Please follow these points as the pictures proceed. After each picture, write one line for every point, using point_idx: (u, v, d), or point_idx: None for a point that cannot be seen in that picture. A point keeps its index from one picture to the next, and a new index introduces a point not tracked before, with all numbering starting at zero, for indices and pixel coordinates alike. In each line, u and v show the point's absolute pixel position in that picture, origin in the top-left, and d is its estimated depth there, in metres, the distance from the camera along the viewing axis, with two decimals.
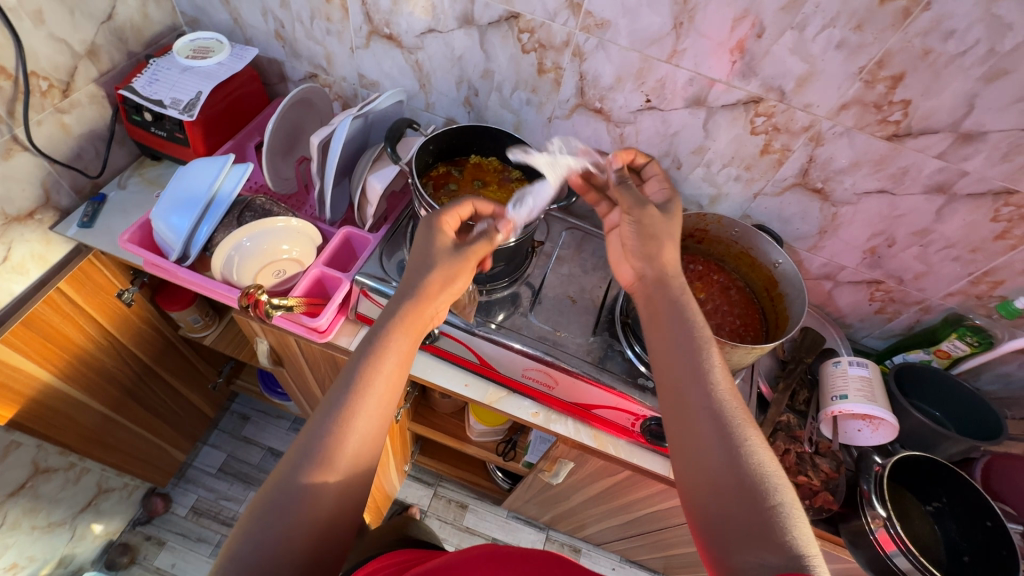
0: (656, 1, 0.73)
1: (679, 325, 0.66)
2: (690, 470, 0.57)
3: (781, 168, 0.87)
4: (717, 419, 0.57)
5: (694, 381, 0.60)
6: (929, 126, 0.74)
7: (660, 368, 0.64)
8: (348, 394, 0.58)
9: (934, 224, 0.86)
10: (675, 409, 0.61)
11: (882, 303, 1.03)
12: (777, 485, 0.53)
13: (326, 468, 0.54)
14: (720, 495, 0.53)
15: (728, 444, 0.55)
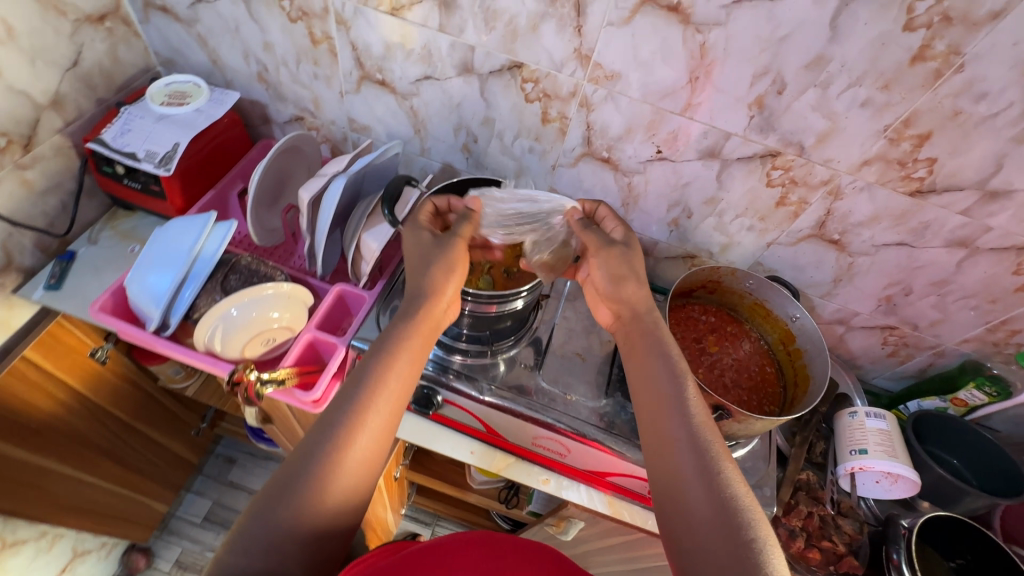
0: (671, 56, 0.69)
1: (659, 355, 0.66)
2: (666, 498, 0.56)
3: (796, 220, 0.84)
4: (695, 447, 0.57)
5: (676, 409, 0.60)
6: (954, 184, 0.71)
7: (641, 396, 0.64)
8: (327, 430, 0.56)
9: (954, 275, 0.83)
10: (653, 436, 0.60)
11: (896, 347, 1.00)
12: (753, 520, 0.51)
13: (305, 504, 0.52)
14: (695, 526, 0.52)
15: (707, 473, 0.54)
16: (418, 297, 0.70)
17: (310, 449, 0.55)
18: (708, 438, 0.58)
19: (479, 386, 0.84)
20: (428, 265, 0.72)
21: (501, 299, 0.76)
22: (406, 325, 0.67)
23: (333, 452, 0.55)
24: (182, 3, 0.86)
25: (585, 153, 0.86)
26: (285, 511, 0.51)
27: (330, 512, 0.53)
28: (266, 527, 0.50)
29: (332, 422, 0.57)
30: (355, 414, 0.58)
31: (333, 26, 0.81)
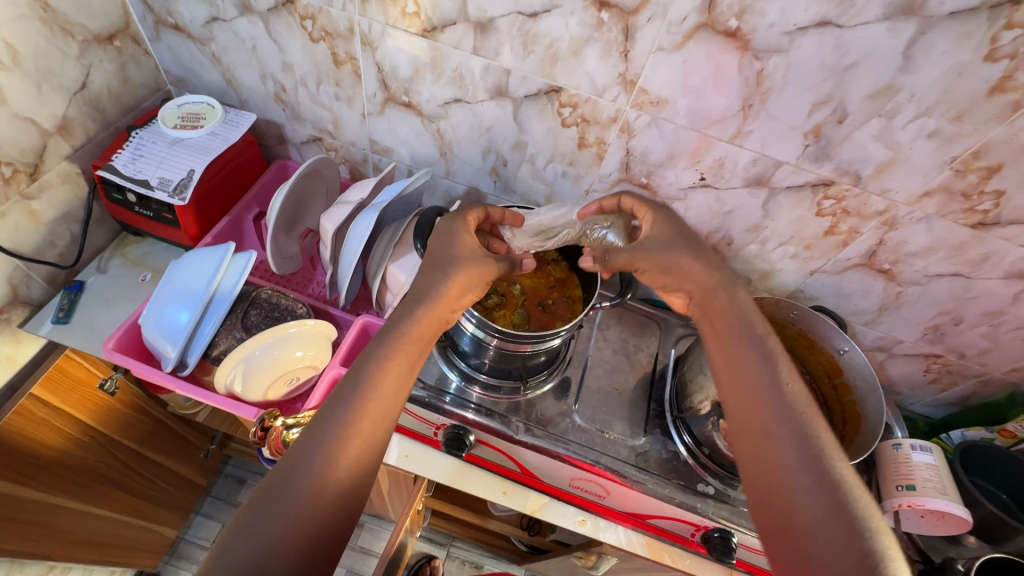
0: (724, 82, 0.65)
1: (753, 339, 0.58)
2: (771, 503, 0.49)
3: (845, 249, 0.80)
4: (803, 446, 0.50)
5: (776, 403, 0.53)
6: (1021, 217, 0.67)
7: (731, 387, 0.57)
8: (318, 440, 0.50)
9: (1010, 306, 0.79)
10: (751, 432, 0.53)
11: (938, 374, 0.97)
12: (870, 520, 0.44)
13: (287, 525, 0.46)
14: (803, 523, 0.46)
15: (821, 476, 0.47)
16: (428, 297, 0.63)
17: (297, 462, 0.49)
18: (819, 436, 0.51)
19: (514, 425, 0.80)
20: (445, 267, 0.65)
21: (539, 338, 0.72)
22: (409, 332, 0.60)
23: (322, 468, 0.49)
24: (196, 21, 0.81)
25: (622, 179, 0.82)
26: (266, 530, 0.45)
27: (313, 533, 0.46)
28: (251, 545, 0.44)
29: (321, 432, 0.51)
30: (347, 428, 0.52)
31: (358, 47, 0.76)
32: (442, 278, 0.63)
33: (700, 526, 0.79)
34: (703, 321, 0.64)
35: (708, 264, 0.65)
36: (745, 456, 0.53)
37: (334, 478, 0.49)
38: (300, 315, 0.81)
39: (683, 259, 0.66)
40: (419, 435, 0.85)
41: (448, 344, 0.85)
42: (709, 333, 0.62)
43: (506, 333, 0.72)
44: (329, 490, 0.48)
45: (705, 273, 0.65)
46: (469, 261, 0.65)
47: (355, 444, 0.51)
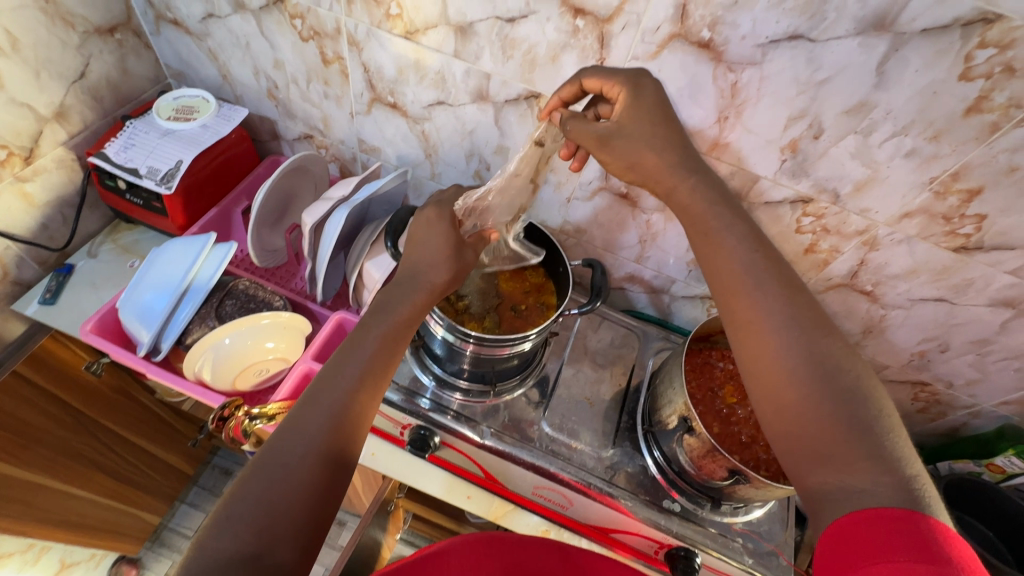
0: (699, 94, 0.64)
1: (728, 222, 0.54)
2: (767, 387, 0.47)
3: (827, 268, 0.78)
4: (794, 326, 0.48)
5: (762, 285, 0.50)
6: (1005, 243, 0.65)
7: (712, 276, 0.54)
8: (312, 410, 0.52)
9: (997, 335, 0.77)
10: (737, 321, 0.50)
11: (927, 404, 0.94)
12: (871, 396, 0.44)
13: (288, 487, 0.46)
14: (809, 405, 0.44)
15: (815, 356, 0.46)
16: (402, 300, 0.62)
17: (295, 432, 0.50)
18: (807, 315, 0.49)
19: (481, 429, 0.79)
20: (430, 264, 0.66)
21: (511, 342, 0.71)
22: (384, 313, 0.61)
23: (326, 434, 0.51)
24: (193, 17, 0.84)
25: (602, 187, 0.82)
26: (272, 490, 0.46)
27: (317, 480, 0.48)
28: (251, 504, 0.45)
29: (316, 402, 0.52)
30: (343, 400, 0.53)
31: (345, 47, 0.78)
32: (410, 277, 0.64)
33: (664, 544, 0.77)
34: (676, 209, 0.58)
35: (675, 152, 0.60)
36: (741, 348, 0.50)
37: (335, 438, 0.51)
38: (275, 308, 0.82)
39: (652, 155, 0.59)
40: (386, 435, 0.84)
41: (421, 345, 0.85)
42: (684, 220, 0.58)
43: (478, 338, 0.71)
44: (328, 453, 0.50)
45: (678, 158, 0.59)
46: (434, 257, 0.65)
47: (355, 410, 0.54)
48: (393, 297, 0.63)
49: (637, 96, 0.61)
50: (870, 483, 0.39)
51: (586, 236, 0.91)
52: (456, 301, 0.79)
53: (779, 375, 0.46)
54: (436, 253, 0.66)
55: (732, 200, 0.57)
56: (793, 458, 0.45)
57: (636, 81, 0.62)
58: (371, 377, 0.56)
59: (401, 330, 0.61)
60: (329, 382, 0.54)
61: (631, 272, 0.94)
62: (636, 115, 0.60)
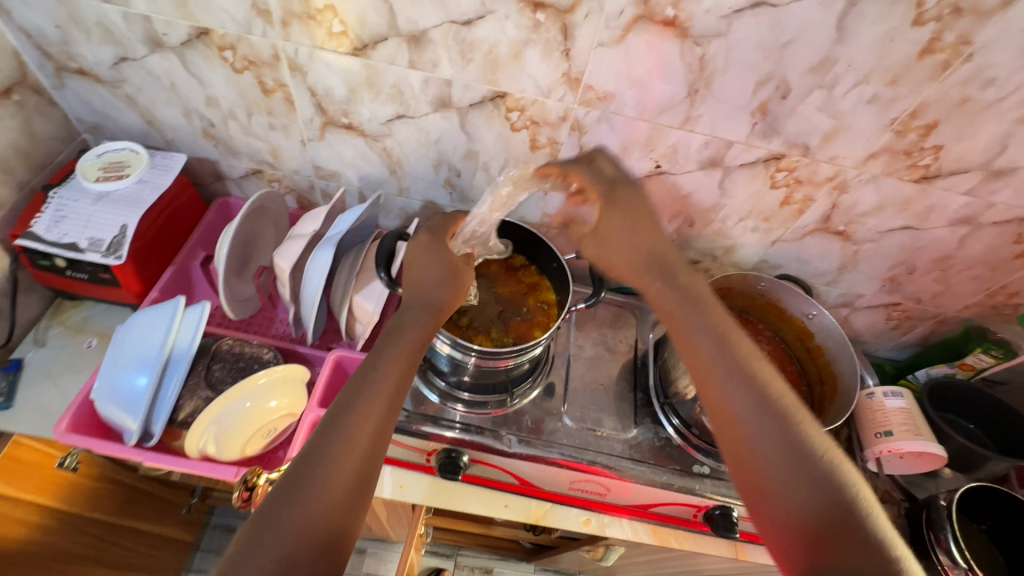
0: (667, 70, 0.64)
1: (694, 309, 0.56)
2: (749, 480, 0.47)
3: (801, 217, 0.82)
4: (768, 413, 0.48)
5: (734, 373, 0.51)
6: (960, 168, 0.70)
7: (689, 364, 0.55)
8: (337, 429, 0.51)
9: (956, 250, 0.83)
10: (716, 409, 0.51)
11: (899, 321, 1.01)
12: (848, 478, 0.45)
13: (314, 512, 0.46)
14: (791, 497, 0.45)
15: (794, 449, 0.46)
16: (406, 325, 0.62)
17: (318, 452, 0.49)
18: (781, 398, 0.50)
19: (507, 438, 0.79)
20: (434, 279, 0.66)
21: (525, 349, 0.71)
22: (399, 327, 0.61)
23: (344, 449, 0.50)
24: (103, 63, 0.75)
25: None
26: (292, 511, 0.45)
27: (337, 504, 0.47)
28: (274, 527, 0.44)
29: (337, 423, 0.51)
30: (364, 415, 0.52)
31: (286, 73, 0.72)
32: (411, 314, 0.63)
33: (702, 506, 0.80)
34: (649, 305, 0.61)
35: (645, 238, 0.64)
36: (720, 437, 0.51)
37: (352, 465, 0.49)
38: (267, 361, 0.77)
39: (625, 243, 0.64)
40: (411, 463, 0.82)
41: (427, 365, 0.82)
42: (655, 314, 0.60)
43: (491, 349, 0.70)
44: (349, 473, 0.49)
45: (645, 260, 0.62)
46: (454, 278, 0.67)
47: (372, 431, 0.52)
48: (402, 322, 0.62)
49: (614, 202, 0.65)
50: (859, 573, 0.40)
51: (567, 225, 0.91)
52: (458, 317, 0.77)
53: (759, 469, 0.47)
54: (433, 272, 0.67)
55: (700, 291, 0.58)
56: (782, 546, 0.45)
57: (612, 191, 0.66)
58: (386, 392, 0.55)
59: (412, 341, 0.61)
60: (345, 395, 0.54)
61: None
62: (617, 211, 0.65)
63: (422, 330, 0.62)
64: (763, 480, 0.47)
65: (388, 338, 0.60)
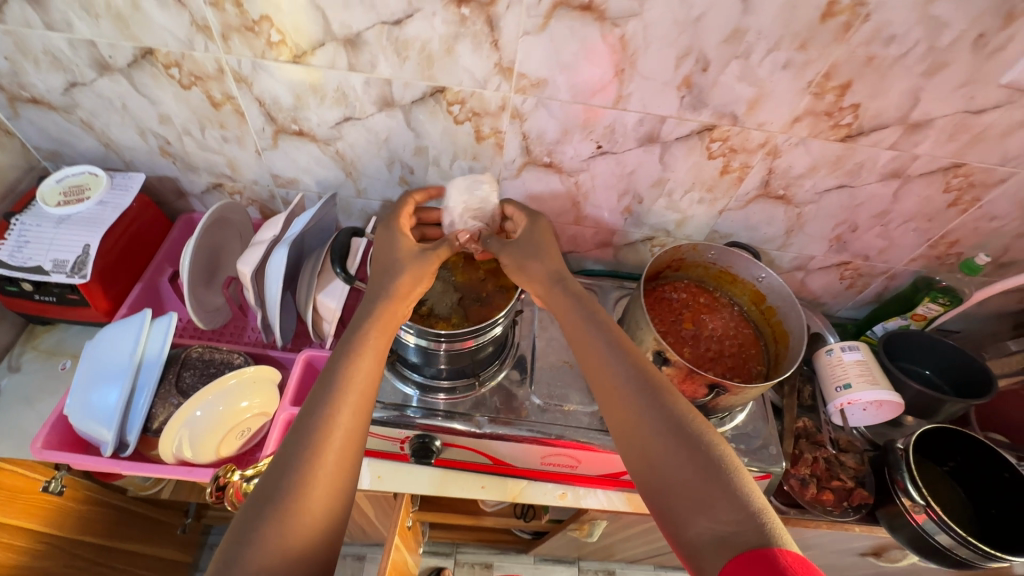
0: (591, 52, 0.68)
1: (586, 320, 0.67)
2: (648, 478, 0.55)
3: (742, 184, 0.85)
4: (649, 401, 0.58)
5: (620, 370, 0.61)
6: (880, 124, 0.74)
7: (588, 370, 0.64)
8: (298, 438, 0.54)
9: (892, 204, 0.87)
10: (610, 405, 0.60)
11: (852, 279, 1.05)
12: (716, 445, 0.53)
13: (284, 521, 0.48)
14: (672, 469, 0.53)
15: (683, 443, 0.54)
16: (363, 321, 0.65)
17: (286, 459, 0.52)
18: (658, 385, 0.59)
19: (477, 420, 0.81)
20: (390, 271, 0.70)
21: (482, 330, 0.74)
22: (356, 328, 0.64)
23: (313, 452, 0.53)
24: (54, 90, 0.77)
25: (525, 163, 0.84)
26: (269, 519, 0.48)
27: (316, 506, 0.50)
28: (257, 538, 0.47)
29: (303, 428, 0.55)
30: (329, 412, 0.56)
31: (232, 85, 0.75)
32: (371, 307, 0.67)
33: None
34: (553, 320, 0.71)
35: (545, 257, 0.74)
36: (614, 428, 0.60)
37: (321, 471, 0.52)
38: (237, 365, 0.80)
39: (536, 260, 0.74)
40: (388, 454, 0.84)
41: (396, 358, 0.85)
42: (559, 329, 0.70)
43: (453, 333, 0.73)
44: (322, 474, 0.52)
45: (551, 269, 0.73)
46: (409, 258, 0.71)
47: (337, 434, 0.55)
48: (362, 318, 0.66)
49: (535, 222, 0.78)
50: (731, 526, 0.47)
51: None
52: (420, 307, 0.80)
53: (654, 466, 0.54)
54: (401, 249, 0.72)
55: (590, 303, 0.69)
56: (673, 515, 0.52)
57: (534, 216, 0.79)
58: (350, 393, 0.58)
59: (375, 341, 0.63)
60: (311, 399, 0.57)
61: (574, 235, 0.98)
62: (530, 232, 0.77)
63: (386, 318, 0.66)
64: (650, 458, 0.55)
65: (353, 330, 0.64)
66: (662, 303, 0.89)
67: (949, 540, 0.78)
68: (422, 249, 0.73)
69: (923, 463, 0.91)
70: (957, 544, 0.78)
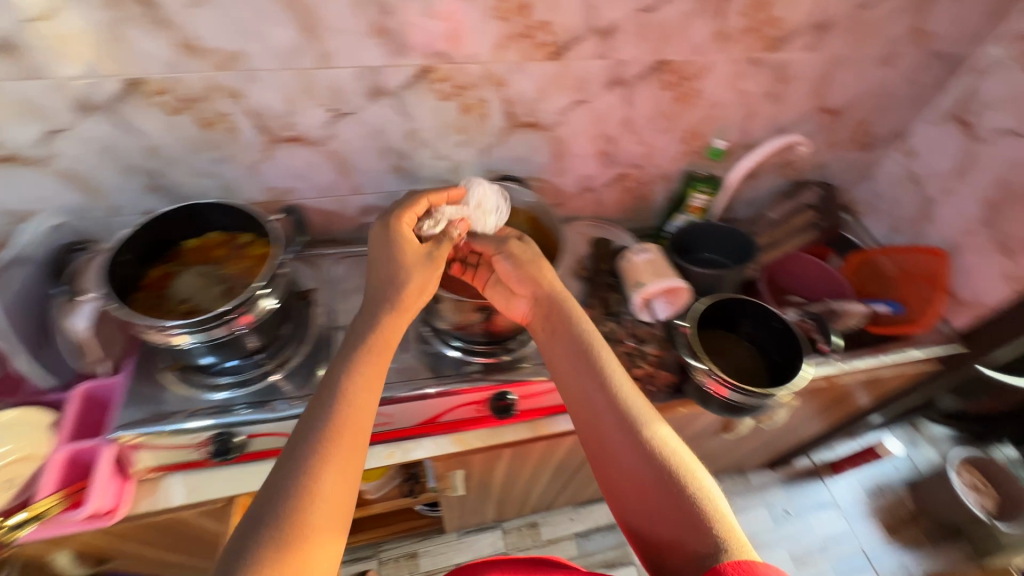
0: (270, 14, 0.68)
1: (572, 346, 0.72)
2: (631, 504, 0.62)
3: (490, 120, 0.90)
4: (629, 434, 0.64)
5: (594, 397, 0.68)
6: (575, 36, 0.80)
7: (571, 405, 0.70)
8: (298, 455, 0.54)
9: (631, 111, 0.95)
10: (592, 439, 0.67)
11: (638, 190, 1.14)
12: (688, 478, 0.60)
13: (288, 544, 0.49)
14: (654, 500, 0.60)
15: (655, 471, 0.61)
16: (364, 332, 0.65)
17: (283, 487, 0.52)
18: (638, 415, 0.65)
19: (276, 403, 0.80)
20: (395, 275, 0.69)
21: (241, 307, 0.71)
22: (360, 345, 0.64)
23: (315, 477, 0.53)
24: None
25: (271, 141, 0.83)
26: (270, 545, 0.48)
27: (324, 526, 0.51)
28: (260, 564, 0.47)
29: (297, 454, 0.54)
30: (328, 444, 0.55)
31: None
32: (373, 318, 0.66)
33: (482, 399, 0.87)
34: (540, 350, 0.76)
35: (524, 269, 0.78)
36: (596, 456, 0.66)
37: (323, 492, 0.52)
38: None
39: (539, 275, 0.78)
40: (191, 464, 0.80)
41: (184, 366, 0.81)
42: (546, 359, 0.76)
43: (208, 319, 0.69)
44: (326, 499, 0.52)
45: (542, 294, 0.77)
46: (415, 267, 0.69)
47: (336, 458, 0.55)
48: (365, 330, 0.66)
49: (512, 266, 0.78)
50: (705, 551, 0.54)
51: (297, 194, 0.93)
52: (183, 308, 0.77)
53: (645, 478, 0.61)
54: (382, 262, 0.70)
55: (580, 331, 0.74)
56: (656, 543, 0.59)
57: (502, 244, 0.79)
58: (347, 420, 0.58)
59: (375, 359, 0.63)
60: (302, 431, 0.57)
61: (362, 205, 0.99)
62: (527, 249, 0.79)
63: (382, 338, 0.65)
64: (636, 491, 0.62)
65: (348, 351, 0.64)
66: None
67: (742, 395, 0.88)
68: (427, 252, 0.71)
69: (715, 339, 1.01)
70: (747, 398, 0.88)
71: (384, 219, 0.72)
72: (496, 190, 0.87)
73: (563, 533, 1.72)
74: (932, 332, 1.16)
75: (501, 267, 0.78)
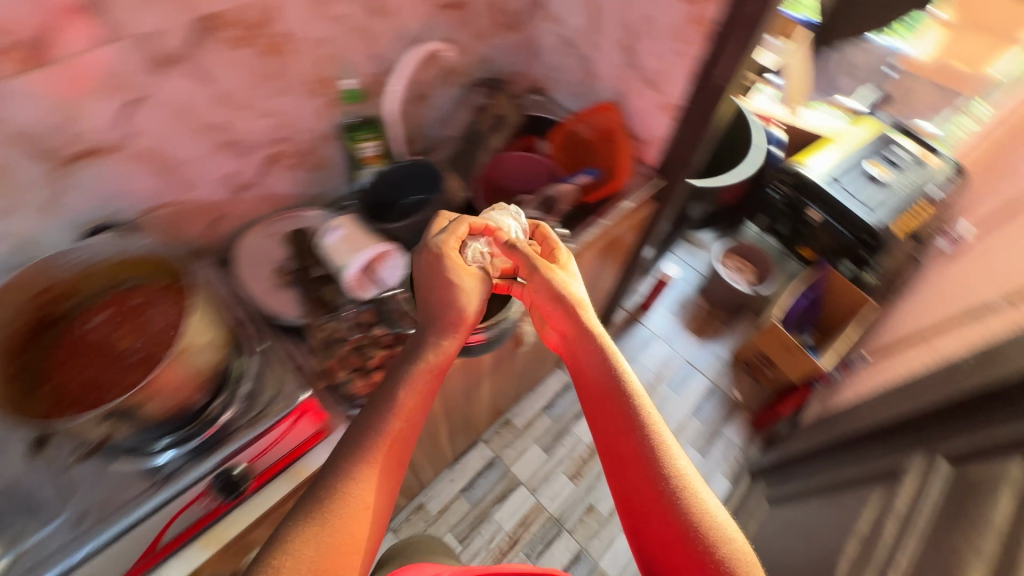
0: None
1: (586, 337, 0.83)
2: (618, 471, 0.76)
3: (15, 172, 0.65)
4: (621, 405, 0.77)
5: (595, 366, 0.81)
6: (42, 26, 0.58)
7: (578, 375, 0.84)
8: (341, 466, 0.67)
9: (217, 87, 0.77)
10: (592, 395, 0.81)
11: (303, 162, 0.99)
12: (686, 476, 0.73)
13: (325, 539, 0.61)
14: (641, 482, 0.73)
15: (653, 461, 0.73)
16: (427, 326, 0.80)
17: (332, 493, 0.64)
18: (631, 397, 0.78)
19: None
20: (453, 303, 0.81)
21: None
22: (415, 359, 0.77)
23: (356, 492, 0.65)
24: None
25: None
26: (313, 546, 0.60)
27: (358, 527, 0.63)
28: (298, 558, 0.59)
29: (344, 474, 0.66)
30: (365, 477, 0.66)
31: None
32: (415, 357, 0.77)
33: (199, 492, 0.73)
34: (541, 313, 0.89)
35: (546, 287, 0.85)
36: (594, 412, 0.81)
37: (358, 500, 0.65)
38: None
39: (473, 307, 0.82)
40: None
41: None
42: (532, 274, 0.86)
43: None
44: (360, 508, 0.65)
45: (546, 288, 0.85)
46: (465, 291, 0.80)
47: (369, 471, 0.67)
48: (418, 347, 0.78)
49: (542, 288, 0.85)
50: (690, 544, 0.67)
51: None
52: None
53: (632, 437, 0.75)
54: (443, 291, 0.80)
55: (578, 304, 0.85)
56: (635, 513, 0.74)
57: (533, 267, 0.86)
58: (379, 459, 0.68)
59: (419, 377, 0.76)
60: (342, 461, 0.67)
61: None
62: (537, 270, 0.87)
63: (411, 380, 0.75)
64: (630, 470, 0.75)
65: (402, 369, 0.76)
66: (96, 349, 0.71)
67: (493, 331, 0.95)
68: (475, 270, 0.84)
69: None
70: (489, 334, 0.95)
71: (422, 248, 0.82)
72: (512, 209, 0.97)
73: (449, 497, 1.73)
74: (637, 175, 1.25)
75: (534, 291, 0.87)
